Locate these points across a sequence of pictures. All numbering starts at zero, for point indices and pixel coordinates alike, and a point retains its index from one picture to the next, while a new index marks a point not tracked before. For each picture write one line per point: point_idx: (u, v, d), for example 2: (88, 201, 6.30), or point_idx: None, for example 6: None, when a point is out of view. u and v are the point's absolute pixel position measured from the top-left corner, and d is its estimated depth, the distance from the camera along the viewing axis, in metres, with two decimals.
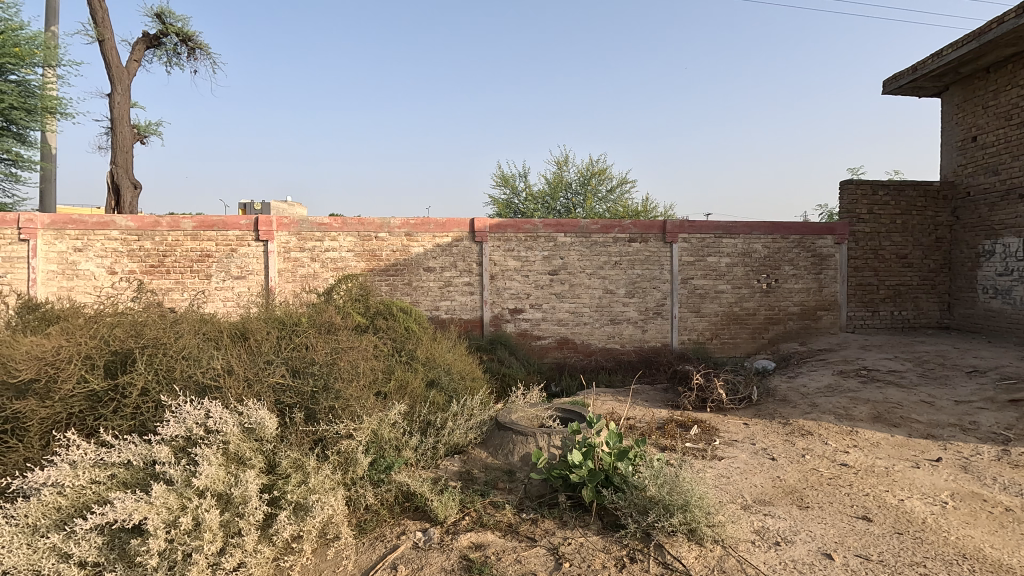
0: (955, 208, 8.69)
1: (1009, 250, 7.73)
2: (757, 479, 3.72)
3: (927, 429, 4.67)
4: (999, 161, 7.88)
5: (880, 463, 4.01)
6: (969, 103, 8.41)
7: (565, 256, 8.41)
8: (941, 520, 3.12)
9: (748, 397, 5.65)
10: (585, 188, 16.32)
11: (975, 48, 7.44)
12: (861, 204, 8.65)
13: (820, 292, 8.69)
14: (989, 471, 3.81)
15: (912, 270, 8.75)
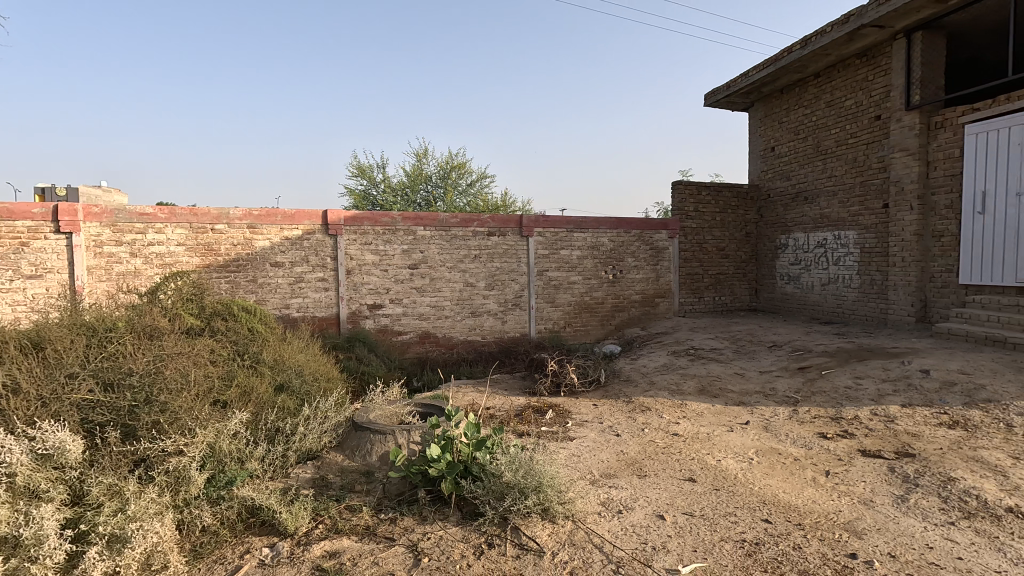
0: (760, 208, 10.19)
1: (798, 243, 9.28)
2: (604, 454, 4.05)
3: (740, 397, 5.44)
4: (790, 169, 9.40)
5: (703, 429, 4.60)
6: (769, 118, 9.89)
7: (425, 250, 8.32)
8: (748, 473, 3.67)
9: (596, 378, 6.10)
10: (445, 181, 16.31)
11: (772, 72, 8.77)
12: (689, 202, 9.78)
13: (657, 280, 9.66)
14: (784, 428, 4.56)
15: (728, 260, 10.11)
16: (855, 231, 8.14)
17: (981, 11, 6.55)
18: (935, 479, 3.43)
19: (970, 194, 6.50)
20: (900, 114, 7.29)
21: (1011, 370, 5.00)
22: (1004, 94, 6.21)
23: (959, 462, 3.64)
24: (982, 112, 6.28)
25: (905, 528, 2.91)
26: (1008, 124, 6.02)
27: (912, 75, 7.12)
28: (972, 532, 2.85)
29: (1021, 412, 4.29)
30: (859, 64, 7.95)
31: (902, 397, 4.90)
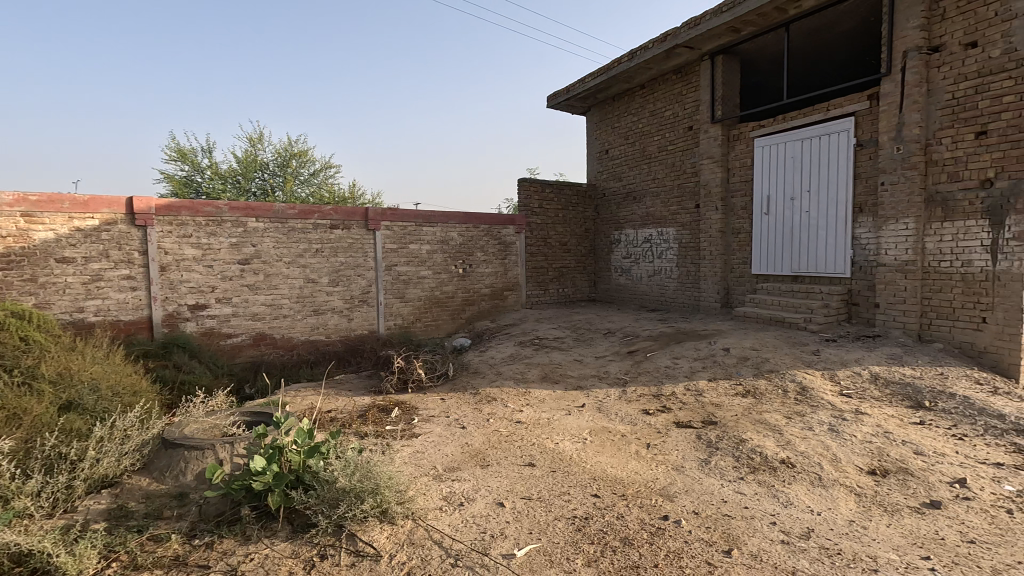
0: (596, 206, 11.00)
1: (628, 238, 10.20)
2: (448, 448, 4.06)
3: (578, 382, 5.82)
4: (621, 170, 10.28)
5: (544, 415, 4.83)
6: (603, 123, 10.70)
7: (258, 243, 7.61)
8: (582, 453, 3.94)
9: (444, 372, 6.09)
10: (284, 170, 15.11)
11: (605, 80, 9.49)
12: (533, 199, 10.21)
13: (505, 274, 9.95)
14: (613, 407, 4.98)
15: (570, 254, 10.77)
16: (674, 228, 9.17)
17: (765, 43, 7.74)
18: (731, 441, 4.00)
19: (758, 198, 7.68)
20: (707, 126, 8.33)
21: (787, 344, 6.02)
22: (782, 115, 7.42)
23: (749, 425, 4.29)
24: (767, 129, 7.45)
25: (707, 487, 3.34)
26: (785, 141, 7.22)
27: (715, 93, 8.18)
28: (756, 484, 3.38)
29: (793, 379, 5.19)
30: (675, 79, 8.94)
31: (708, 372, 5.63)
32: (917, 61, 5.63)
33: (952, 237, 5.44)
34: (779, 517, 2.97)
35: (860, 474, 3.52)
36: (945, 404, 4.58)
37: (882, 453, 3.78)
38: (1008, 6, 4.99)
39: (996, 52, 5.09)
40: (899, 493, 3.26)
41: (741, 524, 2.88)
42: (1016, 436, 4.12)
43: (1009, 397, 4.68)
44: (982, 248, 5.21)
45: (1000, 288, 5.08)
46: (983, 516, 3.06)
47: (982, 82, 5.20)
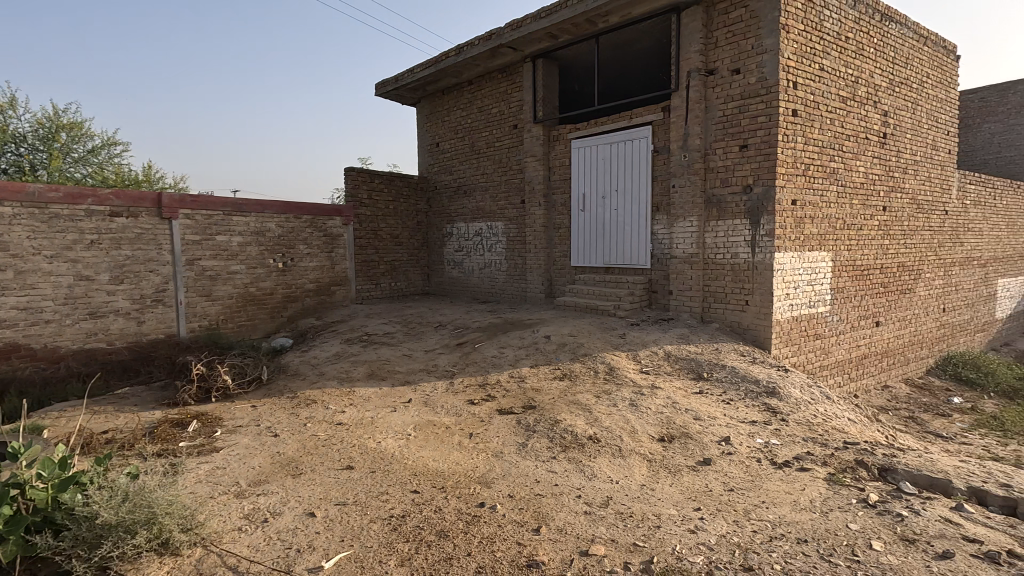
0: (428, 198, 10.92)
1: (460, 232, 10.31)
2: (256, 460, 3.68)
3: (405, 377, 5.71)
4: (452, 164, 10.33)
5: (367, 414, 4.64)
6: (433, 115, 10.64)
7: (5, 233, 6.15)
8: (404, 449, 3.86)
9: (257, 377, 5.53)
10: (50, 143, 12.44)
11: (434, 72, 9.43)
12: (361, 189, 9.79)
13: (332, 268, 9.39)
14: (440, 400, 4.97)
15: (401, 247, 10.56)
16: (502, 222, 9.48)
17: (579, 52, 8.34)
18: (547, 423, 4.24)
19: (576, 195, 8.27)
20: (530, 125, 8.73)
21: (599, 330, 6.60)
22: (594, 120, 8.08)
23: (564, 406, 4.59)
24: (582, 131, 8.04)
25: (523, 470, 3.52)
26: (597, 144, 7.89)
27: (537, 94, 8.61)
28: (566, 461, 3.65)
29: (603, 360, 5.69)
30: (501, 78, 9.22)
31: (531, 359, 5.93)
32: (698, 81, 6.51)
33: (723, 233, 6.43)
34: (584, 489, 3.26)
35: (652, 442, 4.01)
36: (718, 374, 5.42)
37: (670, 422, 4.33)
38: (761, 42, 6.01)
39: (753, 79, 6.09)
40: (681, 456, 3.82)
41: (551, 501, 3.09)
42: (766, 396, 5.03)
43: (763, 365, 5.70)
44: (745, 242, 6.23)
45: (757, 275, 6.14)
46: (740, 467, 3.69)
47: (744, 103, 6.19)
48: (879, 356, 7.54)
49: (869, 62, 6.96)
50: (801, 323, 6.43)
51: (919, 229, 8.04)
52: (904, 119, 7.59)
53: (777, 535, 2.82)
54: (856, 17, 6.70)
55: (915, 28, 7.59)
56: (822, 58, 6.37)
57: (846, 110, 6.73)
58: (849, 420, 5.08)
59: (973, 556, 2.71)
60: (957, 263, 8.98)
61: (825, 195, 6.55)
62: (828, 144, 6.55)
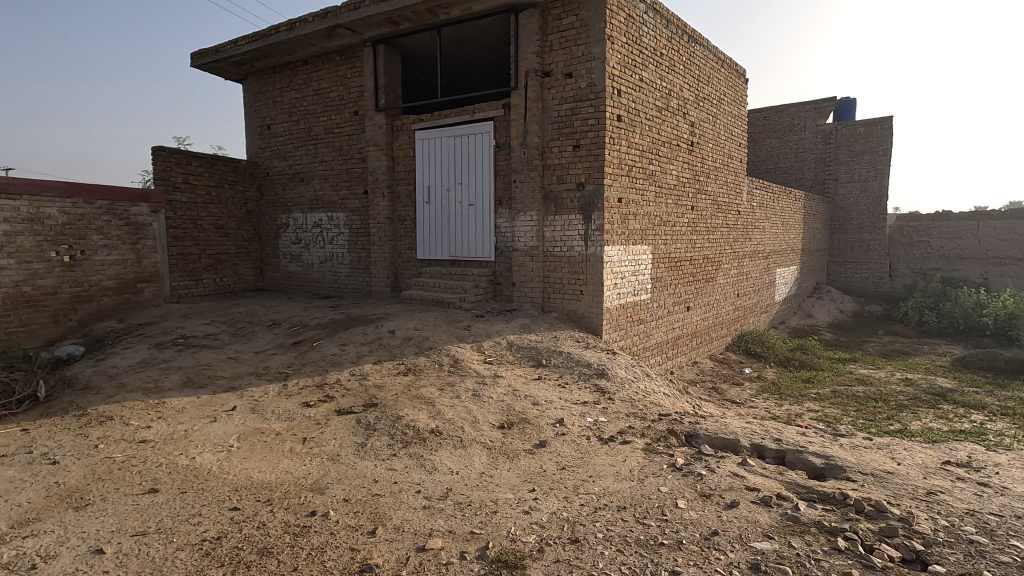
0: (259, 185, 9.95)
1: (297, 223, 9.58)
2: (25, 495, 3.03)
3: (230, 382, 5.13)
4: (286, 149, 9.54)
5: (180, 427, 4.08)
6: (262, 94, 9.71)
7: None
8: (224, 463, 3.47)
9: (32, 395, 4.67)
10: None
11: (262, 47, 8.59)
12: (175, 172, 8.59)
13: (139, 262, 8.12)
14: (270, 405, 4.56)
15: (227, 239, 9.50)
16: (343, 213, 9.00)
17: (421, 41, 8.19)
18: (388, 420, 4.12)
19: (420, 187, 8.15)
20: (371, 113, 8.38)
21: (445, 322, 6.59)
22: (437, 112, 8.01)
23: (407, 402, 4.49)
24: (425, 122, 7.93)
25: (360, 471, 3.40)
26: (440, 137, 7.85)
27: (378, 81, 8.29)
28: (406, 457, 3.60)
29: (447, 353, 5.70)
30: (339, 61, 8.71)
31: (374, 355, 5.72)
32: (535, 81, 6.79)
33: (560, 228, 6.82)
34: (424, 484, 3.26)
35: (493, 430, 4.12)
36: (555, 360, 5.75)
37: (509, 409, 4.48)
38: (589, 50, 6.44)
39: (583, 84, 6.52)
40: (519, 441, 3.99)
41: (389, 500, 3.05)
42: (596, 378, 5.46)
43: (595, 349, 6.17)
44: (578, 236, 6.67)
45: (589, 267, 6.62)
46: (572, 446, 3.96)
47: (575, 107, 6.61)
48: (689, 337, 8.62)
49: (679, 77, 7.87)
50: (627, 310, 7.09)
51: (719, 226, 9.33)
52: (706, 130, 8.73)
53: (601, 506, 3.11)
54: (668, 36, 7.51)
55: (714, 51, 8.75)
56: (641, 70, 7.04)
57: (662, 119, 7.53)
58: (664, 394, 5.73)
59: (751, 502, 3.24)
60: (747, 255, 10.61)
61: (645, 195, 7.28)
62: (647, 148, 7.28)
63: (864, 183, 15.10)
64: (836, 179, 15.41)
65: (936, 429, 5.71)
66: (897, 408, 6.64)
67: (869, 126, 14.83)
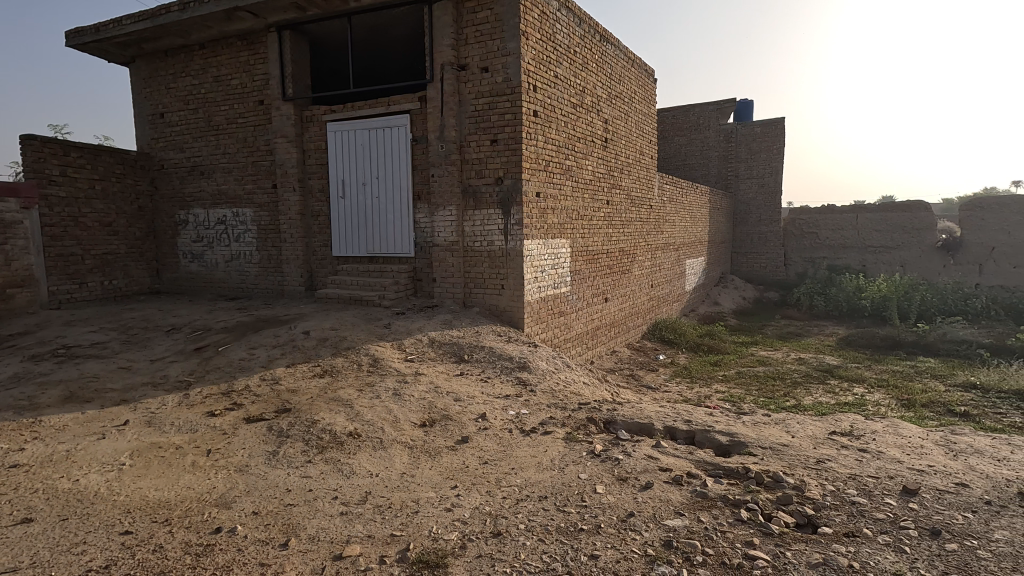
0: (152, 179, 9.14)
1: (198, 219, 8.90)
2: None
3: (121, 395, 4.67)
4: (183, 140, 8.82)
5: (62, 448, 3.66)
6: (153, 80, 8.91)
7: None
8: (114, 484, 3.16)
9: None
10: None
11: (151, 28, 7.86)
12: (49, 163, 7.69)
13: (8, 265, 7.20)
14: (169, 417, 4.20)
15: (116, 238, 8.65)
16: (250, 209, 8.47)
17: (331, 29, 7.85)
18: (302, 425, 3.93)
19: (334, 181, 7.82)
20: (278, 103, 7.92)
21: (363, 321, 6.39)
22: (350, 103, 7.72)
23: (323, 405, 4.30)
24: (337, 114, 7.61)
25: (271, 481, 3.22)
26: (353, 129, 7.56)
27: (285, 69, 7.85)
28: (322, 463, 3.45)
29: (366, 352, 5.52)
30: (241, 46, 8.16)
31: (287, 358, 5.43)
32: (451, 75, 6.70)
33: (479, 222, 6.80)
34: (341, 489, 3.14)
35: (414, 429, 4.05)
36: (477, 355, 5.74)
37: (431, 406, 4.42)
38: (504, 45, 6.45)
39: (499, 79, 6.52)
40: (441, 438, 3.95)
41: (303, 509, 2.91)
42: (518, 370, 5.52)
43: (517, 342, 6.23)
44: (498, 230, 6.69)
45: (510, 261, 6.66)
46: (494, 440, 3.97)
47: (492, 101, 6.59)
48: (608, 327, 8.93)
49: (593, 75, 8.09)
50: (547, 303, 7.22)
51: (633, 220, 9.72)
52: (619, 127, 9.03)
53: (523, 497, 3.14)
54: (581, 34, 7.69)
55: (625, 51, 9.07)
56: (556, 66, 7.16)
57: (577, 115, 7.71)
58: (584, 383, 5.90)
59: (664, 482, 3.40)
60: (659, 247, 11.15)
61: (562, 189, 7.43)
62: (563, 144, 7.43)
63: (761, 180, 16.31)
64: (737, 175, 16.53)
65: (824, 403, 6.30)
66: (792, 386, 7.27)
67: (765, 126, 15.94)
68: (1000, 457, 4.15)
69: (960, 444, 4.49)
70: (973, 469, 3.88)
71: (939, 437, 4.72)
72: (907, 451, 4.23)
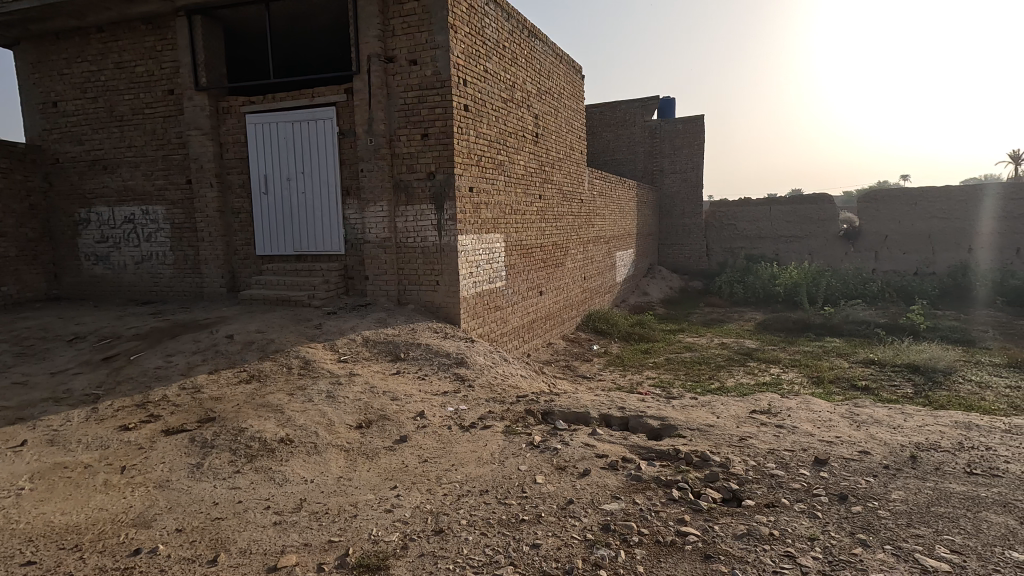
0: (46, 174, 8.30)
1: (102, 218, 8.19)
2: None
3: (17, 413, 4.23)
4: (81, 131, 8.07)
5: None
6: (44, 65, 8.08)
7: None
8: (13, 511, 2.86)
9: None
10: None
11: (39, 7, 7.10)
12: None
13: None
14: (76, 434, 3.86)
15: (5, 239, 7.80)
16: (162, 207, 7.90)
17: (247, 15, 7.43)
18: (229, 434, 3.72)
19: (255, 176, 7.43)
20: (190, 92, 7.41)
21: (292, 323, 6.13)
22: (270, 94, 7.35)
23: (250, 412, 4.09)
24: (257, 106, 7.23)
25: (196, 495, 3.03)
26: (275, 122, 7.21)
27: (197, 57, 7.36)
28: (252, 473, 3.29)
29: (297, 354, 5.31)
30: (146, 30, 7.56)
31: (210, 364, 5.13)
32: (378, 67, 6.53)
33: (412, 218, 6.69)
34: (273, 498, 3.01)
35: (350, 431, 3.94)
36: (414, 353, 5.67)
37: (367, 407, 4.32)
38: (433, 37, 6.37)
39: (429, 72, 6.43)
40: (378, 438, 3.87)
41: (232, 522, 2.77)
42: (455, 366, 5.50)
43: (454, 338, 6.21)
44: (431, 226, 6.61)
45: (444, 257, 6.60)
46: (433, 437, 3.94)
47: (422, 95, 6.49)
48: (543, 320, 9.07)
49: (522, 71, 8.14)
50: (483, 298, 7.22)
51: (565, 214, 9.91)
52: (549, 122, 9.16)
53: (464, 493, 3.14)
54: (509, 29, 7.72)
55: (553, 48, 9.19)
56: (485, 61, 7.13)
57: (507, 111, 7.74)
58: (521, 376, 5.97)
59: (601, 468, 3.51)
60: (591, 241, 11.43)
61: (495, 184, 7.44)
62: (495, 139, 7.43)
63: (683, 174, 17.08)
64: (661, 170, 17.23)
65: (745, 384, 6.73)
66: (716, 369, 7.70)
67: (687, 123, 16.68)
68: (895, 425, 4.59)
69: (862, 415, 4.93)
70: (873, 437, 4.27)
71: (845, 410, 5.16)
72: (818, 425, 4.60)
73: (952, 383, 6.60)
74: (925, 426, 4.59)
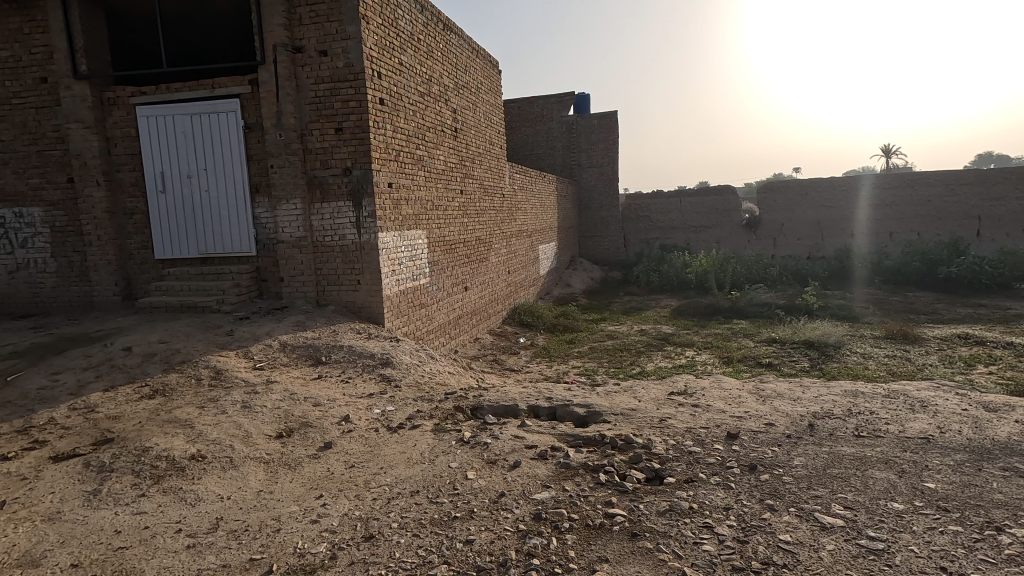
0: None
1: None
2: None
3: None
4: None
5: None
6: None
7: None
8: None
9: None
10: None
11: None
12: None
13: None
14: None
15: None
16: (39, 208, 7.08)
17: None
18: (130, 456, 3.40)
19: (150, 174, 6.83)
20: (68, 81, 6.69)
21: (200, 330, 5.72)
22: (164, 84, 6.79)
23: (155, 429, 3.77)
24: (149, 97, 6.65)
25: (94, 525, 2.76)
26: (169, 114, 6.66)
27: (75, 42, 6.69)
28: (160, 495, 3.04)
29: (206, 364, 4.96)
30: (10, 10, 6.72)
31: (105, 380, 4.67)
32: (285, 56, 6.19)
33: (329, 216, 6.43)
34: (186, 521, 2.80)
35: (269, 442, 3.75)
36: (336, 355, 5.46)
37: (288, 415, 4.12)
38: (344, 28, 6.13)
39: (340, 64, 6.18)
40: (301, 447, 3.71)
41: (138, 551, 2.55)
42: (381, 367, 5.38)
43: (378, 338, 6.05)
44: (350, 223, 6.38)
45: (364, 255, 6.40)
46: (360, 442, 3.83)
47: (334, 87, 6.23)
48: (469, 315, 9.05)
49: (438, 64, 8.04)
50: (407, 295, 7.09)
51: (487, 209, 9.94)
52: (468, 116, 9.12)
53: (394, 495, 3.07)
54: (424, 22, 7.60)
55: (469, 42, 9.17)
56: (400, 54, 6.99)
57: (425, 105, 7.62)
58: (448, 373, 5.93)
59: (531, 459, 3.56)
60: (513, 236, 11.54)
61: (415, 179, 7.30)
62: (413, 133, 7.28)
63: (600, 168, 17.64)
64: (579, 165, 17.72)
65: (663, 367, 7.10)
66: (637, 354, 8.06)
67: (601, 119, 17.17)
68: (796, 397, 5.02)
69: (767, 390, 5.34)
70: (777, 410, 4.63)
71: (753, 387, 5.57)
72: (730, 402, 4.92)
73: (841, 355, 7.30)
74: (820, 397, 5.05)
